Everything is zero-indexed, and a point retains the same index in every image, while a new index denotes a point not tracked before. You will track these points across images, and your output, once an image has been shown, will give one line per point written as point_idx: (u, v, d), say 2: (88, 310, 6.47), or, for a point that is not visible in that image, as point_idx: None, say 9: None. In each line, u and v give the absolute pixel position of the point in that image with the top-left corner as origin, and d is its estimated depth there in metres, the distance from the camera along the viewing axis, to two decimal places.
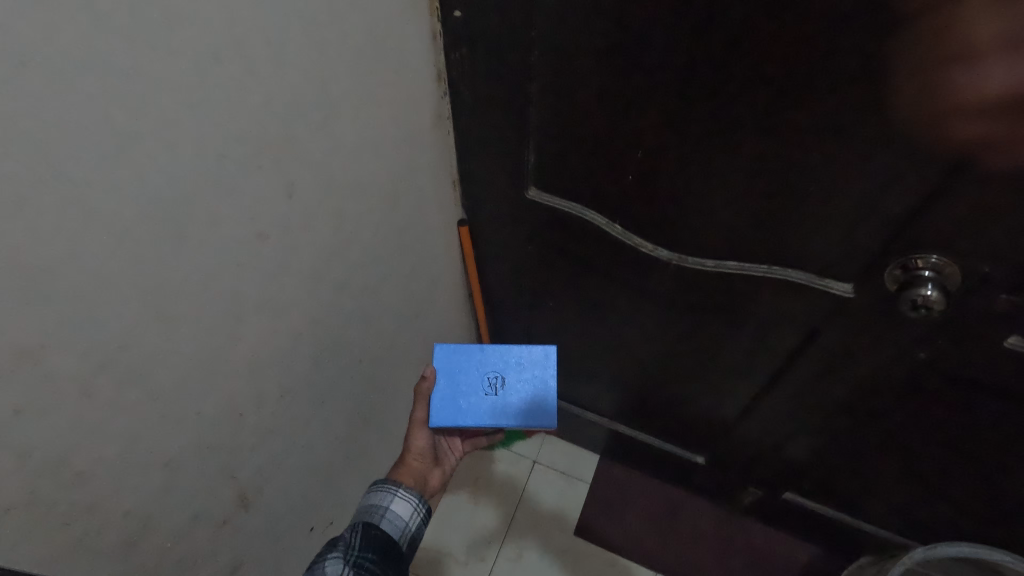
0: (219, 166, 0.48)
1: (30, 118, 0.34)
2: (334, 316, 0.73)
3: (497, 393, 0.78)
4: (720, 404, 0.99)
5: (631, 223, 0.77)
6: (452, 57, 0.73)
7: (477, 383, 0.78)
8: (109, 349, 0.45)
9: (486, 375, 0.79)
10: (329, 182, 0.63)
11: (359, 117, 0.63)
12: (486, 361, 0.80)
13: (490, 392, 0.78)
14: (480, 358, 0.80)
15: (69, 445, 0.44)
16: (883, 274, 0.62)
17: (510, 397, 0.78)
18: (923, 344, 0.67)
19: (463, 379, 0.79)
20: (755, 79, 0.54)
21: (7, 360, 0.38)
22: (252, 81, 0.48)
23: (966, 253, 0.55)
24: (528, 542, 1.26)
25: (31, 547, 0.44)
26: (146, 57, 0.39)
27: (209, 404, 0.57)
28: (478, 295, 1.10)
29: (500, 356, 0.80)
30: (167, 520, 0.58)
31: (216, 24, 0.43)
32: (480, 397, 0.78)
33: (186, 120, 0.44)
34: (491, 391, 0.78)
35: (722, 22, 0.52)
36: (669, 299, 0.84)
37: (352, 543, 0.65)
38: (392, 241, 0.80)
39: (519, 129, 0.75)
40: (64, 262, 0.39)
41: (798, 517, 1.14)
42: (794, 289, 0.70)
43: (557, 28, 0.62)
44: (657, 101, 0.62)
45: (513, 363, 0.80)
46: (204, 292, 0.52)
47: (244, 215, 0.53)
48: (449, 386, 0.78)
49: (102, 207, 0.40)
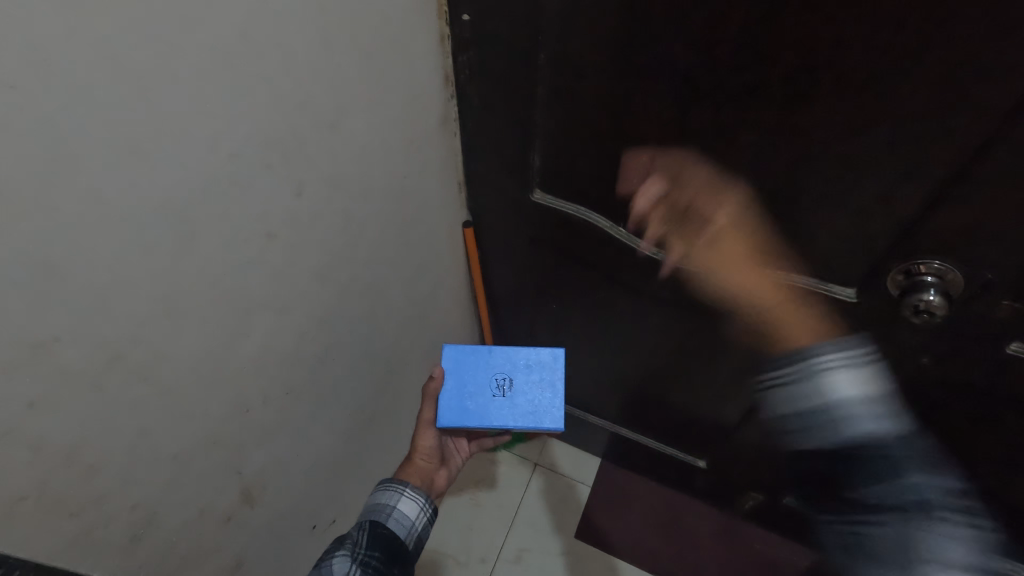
0: (232, 164, 0.49)
1: (52, 114, 0.35)
2: (340, 316, 0.74)
3: (504, 395, 0.78)
4: (722, 407, 0.99)
5: (635, 226, 0.78)
6: (459, 60, 0.74)
7: (484, 383, 0.79)
8: (122, 343, 0.45)
9: (494, 376, 0.79)
10: (338, 182, 0.63)
11: (368, 118, 0.64)
12: (494, 363, 0.80)
13: (498, 393, 0.78)
14: (489, 359, 0.80)
15: (80, 438, 0.44)
16: (886, 279, 0.63)
17: (517, 398, 0.78)
18: (925, 350, 0.67)
19: (470, 379, 0.79)
20: (760, 85, 0.55)
21: (24, 352, 0.38)
22: (265, 81, 0.49)
23: (969, 259, 0.56)
24: (528, 544, 1.26)
25: (41, 540, 0.45)
26: (164, 56, 0.40)
27: (217, 401, 0.58)
28: (482, 297, 1.11)
29: (509, 358, 0.80)
30: (173, 516, 0.58)
31: (232, 25, 0.44)
32: (487, 398, 0.78)
33: (201, 118, 0.44)
34: (499, 392, 0.78)
35: (728, 28, 0.53)
36: (673, 303, 0.85)
37: (359, 541, 0.66)
38: (398, 241, 0.81)
39: (525, 132, 0.75)
40: (81, 257, 0.40)
41: (798, 522, 1.15)
42: (797, 293, 0.71)
43: (565, 32, 0.62)
44: (663, 105, 0.63)
45: (521, 365, 0.80)
46: (214, 289, 0.52)
47: (255, 213, 0.53)
48: (456, 387, 0.78)
49: (119, 203, 0.40)
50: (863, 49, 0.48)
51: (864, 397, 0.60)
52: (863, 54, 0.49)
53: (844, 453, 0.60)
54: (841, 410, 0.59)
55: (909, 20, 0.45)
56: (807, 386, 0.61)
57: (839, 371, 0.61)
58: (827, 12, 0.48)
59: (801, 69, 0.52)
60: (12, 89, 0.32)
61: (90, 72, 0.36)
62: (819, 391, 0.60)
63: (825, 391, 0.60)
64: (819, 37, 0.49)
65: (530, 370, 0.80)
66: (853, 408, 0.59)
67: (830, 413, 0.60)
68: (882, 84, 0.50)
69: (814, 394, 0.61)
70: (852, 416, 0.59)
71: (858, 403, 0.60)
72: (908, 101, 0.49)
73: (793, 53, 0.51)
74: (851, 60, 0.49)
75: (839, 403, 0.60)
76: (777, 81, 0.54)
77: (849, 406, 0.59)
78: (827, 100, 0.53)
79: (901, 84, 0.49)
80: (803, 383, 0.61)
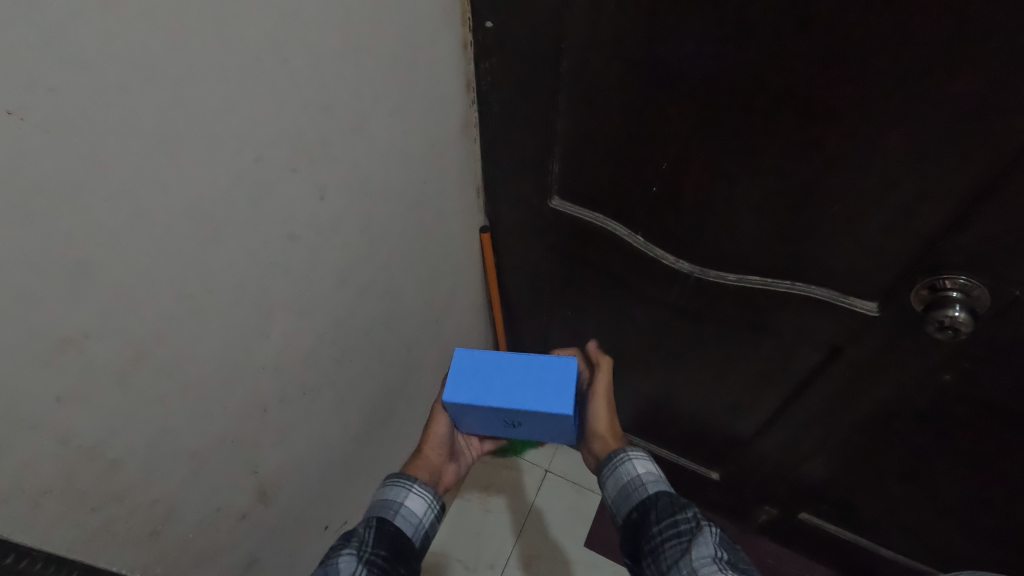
0: (258, 167, 0.49)
1: (85, 118, 0.35)
2: (357, 318, 0.74)
3: (518, 427, 0.78)
4: (737, 420, 0.98)
5: (652, 235, 0.78)
6: (481, 66, 0.74)
7: (497, 421, 0.77)
8: (148, 341, 0.46)
9: (507, 418, 0.76)
10: (360, 186, 0.64)
11: (391, 123, 0.65)
12: (504, 414, 0.74)
13: (512, 425, 0.78)
14: (498, 411, 0.74)
15: (104, 433, 0.45)
16: (910, 294, 0.61)
17: (531, 428, 0.78)
18: (948, 367, 0.66)
19: (482, 418, 0.76)
20: (784, 96, 0.55)
21: (54, 347, 0.39)
22: (292, 85, 0.49)
23: (996, 276, 0.55)
24: (538, 551, 1.25)
25: (64, 533, 0.45)
26: (198, 62, 0.40)
27: (236, 399, 0.58)
28: (498, 302, 1.12)
29: (515, 414, 0.73)
30: (192, 512, 0.59)
31: (260, 30, 0.44)
32: (502, 425, 0.79)
33: (227, 122, 0.45)
34: (512, 426, 0.78)
35: (754, 38, 0.52)
36: (687, 312, 0.84)
37: (367, 538, 0.65)
38: (417, 244, 0.81)
39: (545, 140, 0.76)
40: (109, 254, 0.40)
41: (813, 538, 1.13)
42: (817, 306, 0.70)
43: (589, 39, 0.63)
44: (685, 114, 0.62)
45: (532, 416, 0.74)
46: (237, 290, 0.53)
47: (278, 217, 0.54)
48: (471, 416, 0.77)
49: (148, 203, 0.41)
50: (890, 64, 0.48)
51: (655, 473, 0.72)
52: (891, 68, 0.48)
53: (637, 524, 0.67)
54: (635, 482, 0.71)
55: (939, 33, 0.45)
56: (613, 474, 0.74)
57: (636, 455, 0.74)
58: (853, 25, 0.47)
59: (826, 82, 0.52)
60: (50, 92, 0.33)
61: (126, 77, 0.36)
62: (620, 474, 0.73)
63: (626, 472, 0.73)
64: (844, 52, 0.49)
65: (537, 420, 0.74)
66: (641, 480, 0.71)
67: (629, 490, 0.71)
68: (909, 100, 0.49)
69: (620, 477, 0.73)
70: (645, 487, 0.70)
71: (646, 474, 0.72)
72: (934, 118, 0.49)
73: (820, 65, 0.51)
74: (880, 73, 0.49)
75: (633, 481, 0.71)
76: (802, 96, 0.54)
77: (643, 478, 0.71)
78: (851, 113, 0.52)
79: (928, 101, 0.48)
80: (610, 475, 0.75)
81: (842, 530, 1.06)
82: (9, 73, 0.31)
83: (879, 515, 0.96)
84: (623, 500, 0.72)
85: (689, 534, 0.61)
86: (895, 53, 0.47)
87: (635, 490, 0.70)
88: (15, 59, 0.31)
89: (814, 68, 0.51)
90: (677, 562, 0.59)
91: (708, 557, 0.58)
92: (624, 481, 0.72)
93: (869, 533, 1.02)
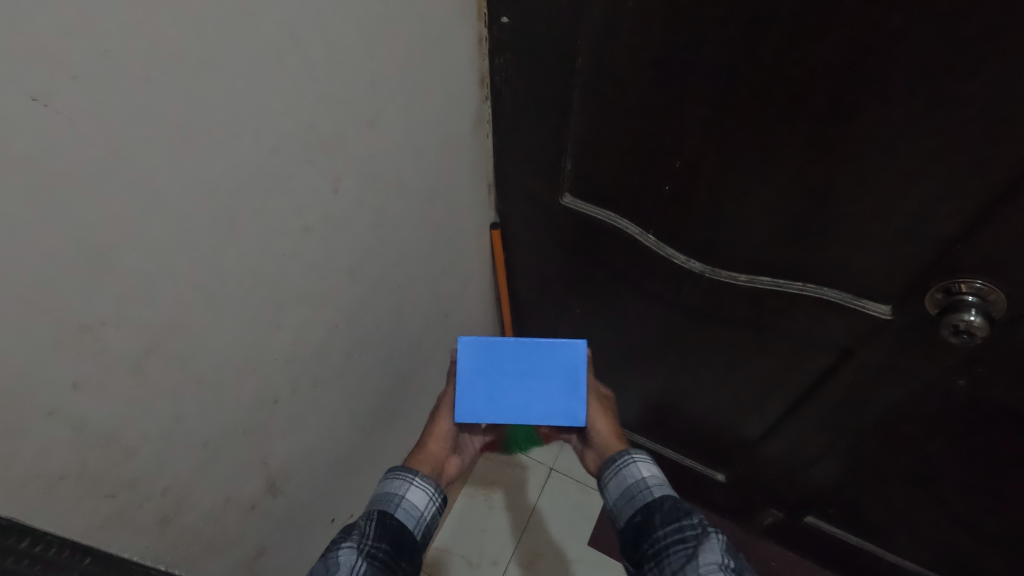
0: (273, 158, 0.49)
1: (107, 106, 0.35)
2: (369, 311, 0.74)
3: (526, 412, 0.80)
4: (745, 421, 0.98)
5: (664, 234, 0.77)
6: (496, 62, 0.74)
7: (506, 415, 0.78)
8: (163, 329, 0.46)
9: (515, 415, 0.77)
10: (374, 179, 0.64)
11: (406, 118, 0.65)
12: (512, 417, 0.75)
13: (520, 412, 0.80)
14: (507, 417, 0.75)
15: (119, 420, 0.45)
16: (924, 297, 0.61)
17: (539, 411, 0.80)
18: (962, 372, 0.65)
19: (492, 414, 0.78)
20: (802, 95, 0.54)
21: (72, 334, 0.39)
22: (308, 78, 0.49)
23: (1014, 281, 0.54)
24: (542, 549, 1.25)
25: (79, 518, 0.46)
26: (214, 52, 0.40)
27: (247, 390, 0.59)
28: (506, 298, 1.11)
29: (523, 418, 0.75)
30: (203, 501, 0.59)
31: (276, 21, 0.44)
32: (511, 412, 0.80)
33: (245, 112, 0.45)
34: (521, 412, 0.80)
35: (773, 36, 0.52)
36: (697, 311, 0.84)
37: (367, 531, 0.64)
38: (429, 238, 0.81)
39: (558, 137, 0.76)
40: (127, 243, 0.40)
41: (818, 541, 1.13)
42: (829, 307, 0.69)
43: (606, 36, 0.62)
44: (700, 113, 0.62)
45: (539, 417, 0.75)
46: (251, 281, 0.53)
47: (294, 209, 0.54)
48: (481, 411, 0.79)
49: (166, 192, 0.41)
50: (911, 64, 0.47)
51: (660, 476, 0.71)
52: (912, 67, 0.47)
53: (640, 527, 0.66)
54: (640, 484, 0.70)
55: (964, 33, 0.44)
56: (616, 476, 0.74)
57: (641, 458, 0.74)
58: (874, 23, 0.47)
59: (845, 82, 0.51)
60: (75, 80, 0.33)
61: (147, 66, 0.37)
62: (624, 476, 0.73)
63: (630, 475, 0.72)
64: (863, 52, 0.49)
65: None
66: (647, 483, 0.70)
67: (634, 493, 0.70)
68: (929, 101, 0.49)
69: (624, 480, 0.73)
70: (651, 490, 0.69)
71: (651, 477, 0.71)
72: (952, 120, 0.49)
73: (840, 65, 0.50)
74: (900, 74, 0.48)
75: (638, 484, 0.71)
76: (819, 97, 0.53)
77: (648, 481, 0.71)
78: (870, 113, 0.52)
79: (949, 102, 0.48)
80: (613, 477, 0.74)
81: (848, 534, 1.05)
82: (33, 58, 0.31)
83: (886, 520, 0.96)
84: (626, 503, 0.71)
85: (695, 539, 0.61)
86: (916, 53, 0.46)
87: (641, 495, 0.69)
88: (38, 44, 0.31)
89: (834, 67, 0.51)
90: (683, 566, 0.59)
91: (714, 563, 0.57)
92: (628, 485, 0.72)
93: (876, 538, 1.02)
